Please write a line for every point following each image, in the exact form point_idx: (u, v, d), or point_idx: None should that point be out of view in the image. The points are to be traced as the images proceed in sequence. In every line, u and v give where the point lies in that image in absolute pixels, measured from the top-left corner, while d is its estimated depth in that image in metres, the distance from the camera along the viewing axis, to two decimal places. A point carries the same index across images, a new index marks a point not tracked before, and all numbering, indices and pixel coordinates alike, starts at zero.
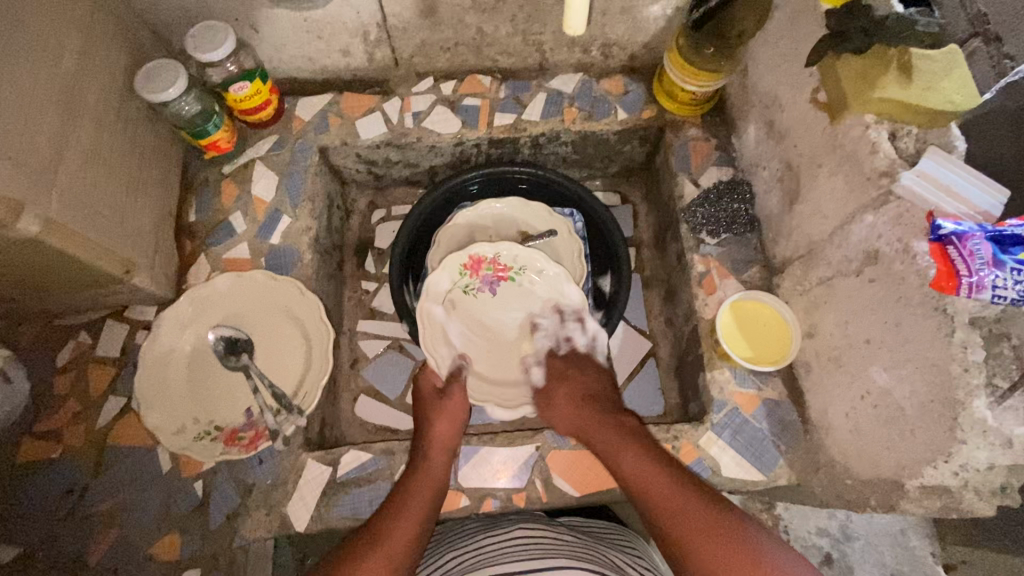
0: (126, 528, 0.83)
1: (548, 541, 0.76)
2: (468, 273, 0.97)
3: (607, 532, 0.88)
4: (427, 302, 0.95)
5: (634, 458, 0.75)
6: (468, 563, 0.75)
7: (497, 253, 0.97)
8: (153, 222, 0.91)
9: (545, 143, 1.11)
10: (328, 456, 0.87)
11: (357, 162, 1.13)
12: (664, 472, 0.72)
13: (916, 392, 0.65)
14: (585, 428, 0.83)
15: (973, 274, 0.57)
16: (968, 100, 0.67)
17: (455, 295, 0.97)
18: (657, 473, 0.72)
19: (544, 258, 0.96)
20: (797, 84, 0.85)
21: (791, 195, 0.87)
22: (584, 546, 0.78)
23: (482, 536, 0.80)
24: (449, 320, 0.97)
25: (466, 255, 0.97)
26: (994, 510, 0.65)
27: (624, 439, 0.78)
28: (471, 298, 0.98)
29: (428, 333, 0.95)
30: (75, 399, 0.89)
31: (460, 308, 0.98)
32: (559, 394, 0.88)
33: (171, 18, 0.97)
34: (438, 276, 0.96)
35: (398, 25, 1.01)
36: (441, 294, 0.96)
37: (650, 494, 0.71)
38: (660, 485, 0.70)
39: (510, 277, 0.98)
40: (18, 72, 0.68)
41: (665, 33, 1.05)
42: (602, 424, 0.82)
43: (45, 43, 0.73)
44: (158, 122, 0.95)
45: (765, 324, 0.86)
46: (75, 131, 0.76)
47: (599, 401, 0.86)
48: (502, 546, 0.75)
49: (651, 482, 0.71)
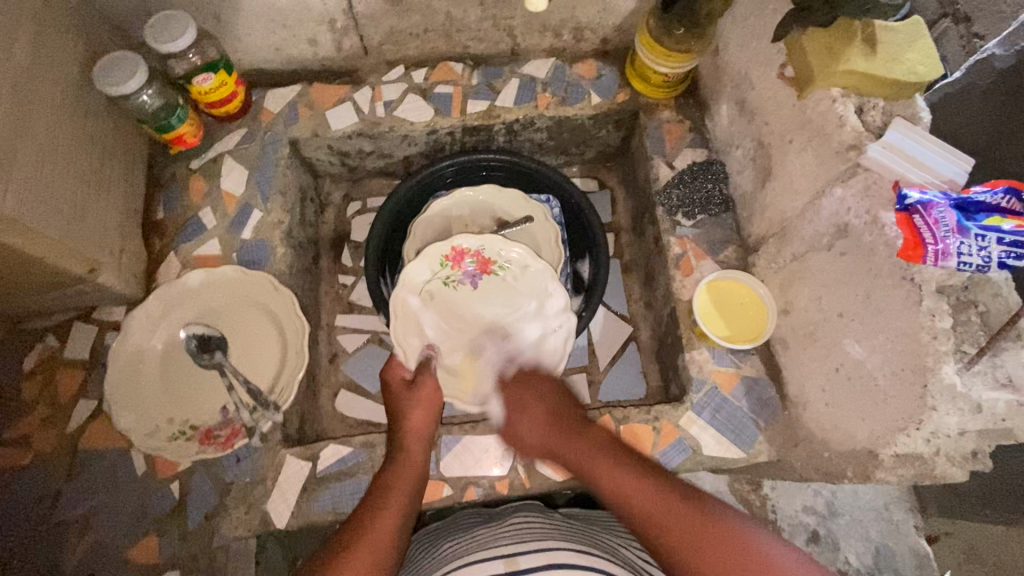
0: (101, 532, 0.81)
1: (539, 524, 0.76)
2: (450, 264, 0.96)
3: (603, 519, 0.87)
4: (403, 291, 0.94)
5: (615, 479, 0.67)
6: (461, 548, 0.75)
7: (482, 245, 0.96)
8: (117, 220, 0.89)
9: (520, 129, 1.10)
10: (308, 451, 0.86)
11: (329, 154, 1.11)
12: (650, 487, 0.65)
13: (888, 361, 0.65)
14: (558, 451, 0.76)
15: (938, 242, 0.57)
16: (931, 70, 0.68)
17: (435, 285, 0.96)
18: (642, 488, 0.65)
19: (530, 255, 0.95)
20: (766, 62, 0.85)
21: (764, 173, 0.87)
22: (577, 529, 0.78)
23: (477, 526, 0.80)
24: (425, 310, 0.96)
25: (449, 246, 0.95)
26: (966, 475, 0.66)
27: (598, 459, 0.70)
28: (451, 290, 0.97)
29: (401, 322, 0.94)
30: (44, 404, 0.87)
31: (438, 299, 0.96)
32: (525, 415, 0.81)
33: (129, 9, 0.94)
34: (417, 266, 0.95)
35: (365, 13, 0.99)
36: (420, 284, 0.95)
37: (642, 516, 0.64)
38: (649, 505, 0.64)
39: (493, 271, 0.97)
40: None
41: (636, 15, 1.04)
42: (573, 448, 0.74)
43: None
44: (119, 116, 0.93)
45: (742, 303, 0.87)
46: (30, 124, 0.73)
47: (566, 420, 0.78)
48: (495, 532, 0.75)
49: (636, 499, 0.65)
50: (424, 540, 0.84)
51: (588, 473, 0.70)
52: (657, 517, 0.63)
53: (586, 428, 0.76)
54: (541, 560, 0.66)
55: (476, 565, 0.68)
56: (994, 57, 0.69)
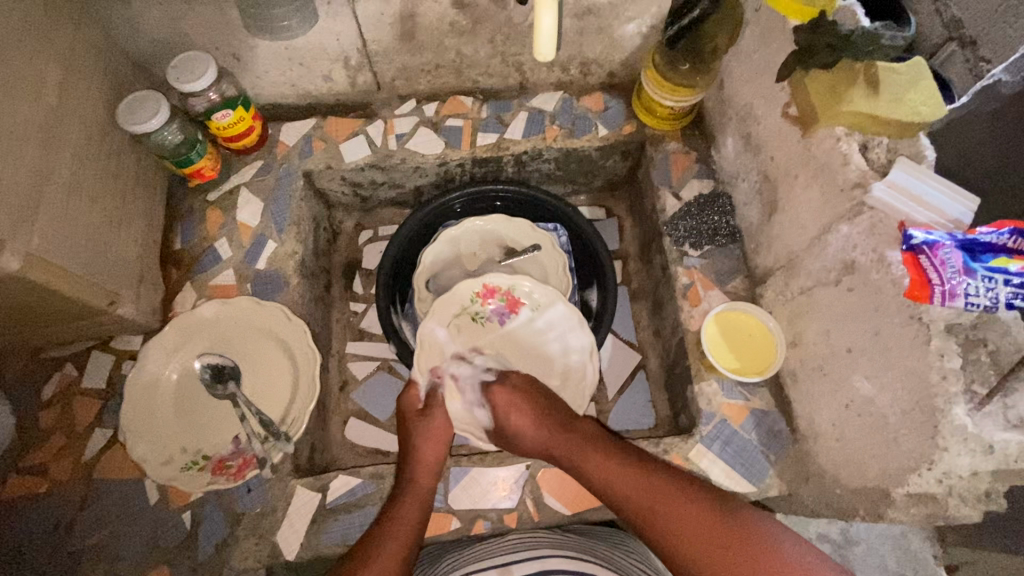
0: (113, 562, 0.81)
1: (538, 537, 0.78)
2: (480, 300, 0.99)
3: (607, 531, 0.87)
4: (431, 322, 0.96)
5: (594, 464, 0.77)
6: (458, 560, 0.77)
7: (513, 286, 0.99)
8: (137, 252, 0.92)
9: (528, 160, 1.12)
10: (318, 482, 0.87)
11: (342, 185, 1.13)
12: (627, 467, 0.75)
13: (898, 400, 0.65)
14: (549, 445, 0.82)
15: (945, 283, 0.57)
16: (934, 111, 0.68)
17: (462, 319, 0.98)
18: (623, 472, 0.74)
19: (557, 297, 0.97)
20: (770, 98, 0.87)
21: (770, 206, 0.88)
22: (578, 540, 0.79)
23: (478, 543, 0.81)
24: (450, 342, 0.97)
25: (479, 283, 0.99)
26: (980, 516, 0.64)
27: (586, 449, 0.79)
28: (478, 325, 0.99)
29: (426, 350, 0.96)
30: (61, 433, 0.88)
31: (465, 331, 0.98)
32: (518, 414, 0.85)
33: (151, 50, 0.98)
34: (450, 297, 0.98)
35: (379, 51, 1.02)
36: (448, 317, 0.98)
37: (624, 492, 0.73)
38: (625, 483, 0.73)
39: (521, 311, 0.99)
40: (11, 105, 0.70)
41: (641, 50, 1.07)
42: (559, 442, 0.82)
43: (6, 67, 0.70)
44: (141, 152, 0.96)
45: (750, 335, 0.87)
46: (55, 164, 0.76)
47: (552, 418, 0.84)
48: (493, 546, 0.78)
49: (614, 478, 0.74)
50: (426, 558, 0.85)
51: (571, 461, 0.79)
52: (638, 495, 0.71)
53: (575, 425, 0.83)
54: (532, 568, 0.70)
55: None
56: (1001, 83, 0.70)
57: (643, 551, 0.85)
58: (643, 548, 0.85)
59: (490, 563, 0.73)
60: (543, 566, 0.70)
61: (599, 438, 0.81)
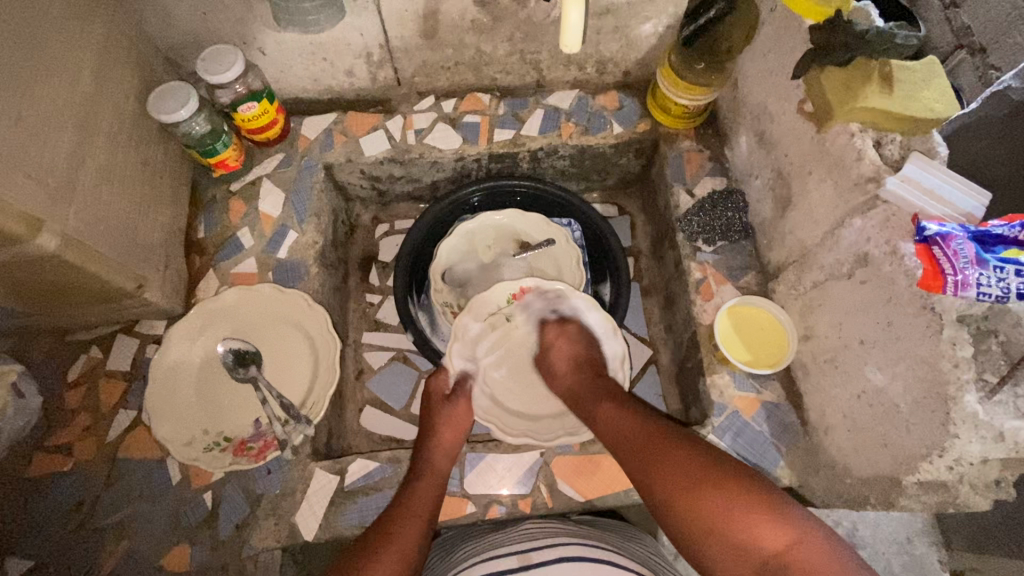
0: (135, 540, 0.83)
1: (555, 525, 0.80)
2: (515, 302, 0.98)
3: (618, 522, 0.88)
4: (465, 315, 0.96)
5: (604, 412, 0.82)
6: (474, 548, 0.78)
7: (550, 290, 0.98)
8: (163, 238, 0.94)
9: (543, 157, 1.14)
10: (336, 465, 0.89)
11: (361, 178, 1.16)
12: (635, 422, 0.78)
13: (909, 389, 0.67)
14: (574, 392, 0.89)
15: (958, 273, 0.59)
16: (948, 107, 0.70)
17: (497, 318, 0.98)
18: (626, 422, 0.78)
19: (596, 308, 0.97)
20: (784, 96, 0.88)
21: (782, 203, 0.90)
22: (593, 530, 0.81)
23: (493, 531, 0.82)
24: (482, 339, 0.98)
25: (516, 285, 0.98)
26: (990, 504, 0.66)
27: (599, 401, 0.84)
28: (512, 325, 0.99)
29: (459, 342, 0.96)
30: (86, 413, 0.90)
31: (498, 330, 0.99)
32: (559, 352, 0.93)
33: (180, 42, 1.01)
34: (485, 296, 0.98)
35: (400, 47, 1.05)
36: (484, 313, 0.98)
37: (624, 440, 0.77)
38: (631, 436, 0.76)
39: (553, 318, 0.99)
40: (52, 90, 0.73)
41: (656, 50, 1.09)
42: (590, 387, 0.87)
43: (48, 53, 0.73)
44: (168, 140, 0.98)
45: (761, 328, 0.89)
46: (91, 149, 0.79)
47: (590, 366, 0.90)
48: (510, 534, 0.79)
49: (620, 425, 0.78)
50: (439, 547, 0.86)
51: (591, 407, 0.85)
52: (636, 443, 0.75)
53: (602, 377, 0.89)
54: (554, 554, 0.72)
55: (492, 561, 0.73)
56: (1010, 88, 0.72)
57: (653, 544, 0.86)
58: (652, 541, 0.86)
59: (507, 547, 0.75)
60: (562, 554, 0.72)
61: (615, 393, 0.85)
